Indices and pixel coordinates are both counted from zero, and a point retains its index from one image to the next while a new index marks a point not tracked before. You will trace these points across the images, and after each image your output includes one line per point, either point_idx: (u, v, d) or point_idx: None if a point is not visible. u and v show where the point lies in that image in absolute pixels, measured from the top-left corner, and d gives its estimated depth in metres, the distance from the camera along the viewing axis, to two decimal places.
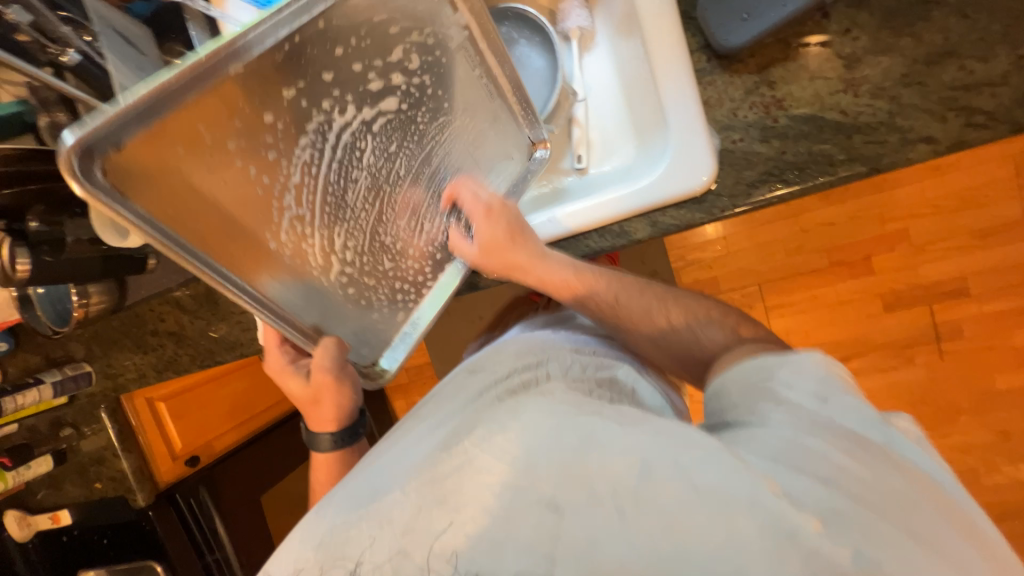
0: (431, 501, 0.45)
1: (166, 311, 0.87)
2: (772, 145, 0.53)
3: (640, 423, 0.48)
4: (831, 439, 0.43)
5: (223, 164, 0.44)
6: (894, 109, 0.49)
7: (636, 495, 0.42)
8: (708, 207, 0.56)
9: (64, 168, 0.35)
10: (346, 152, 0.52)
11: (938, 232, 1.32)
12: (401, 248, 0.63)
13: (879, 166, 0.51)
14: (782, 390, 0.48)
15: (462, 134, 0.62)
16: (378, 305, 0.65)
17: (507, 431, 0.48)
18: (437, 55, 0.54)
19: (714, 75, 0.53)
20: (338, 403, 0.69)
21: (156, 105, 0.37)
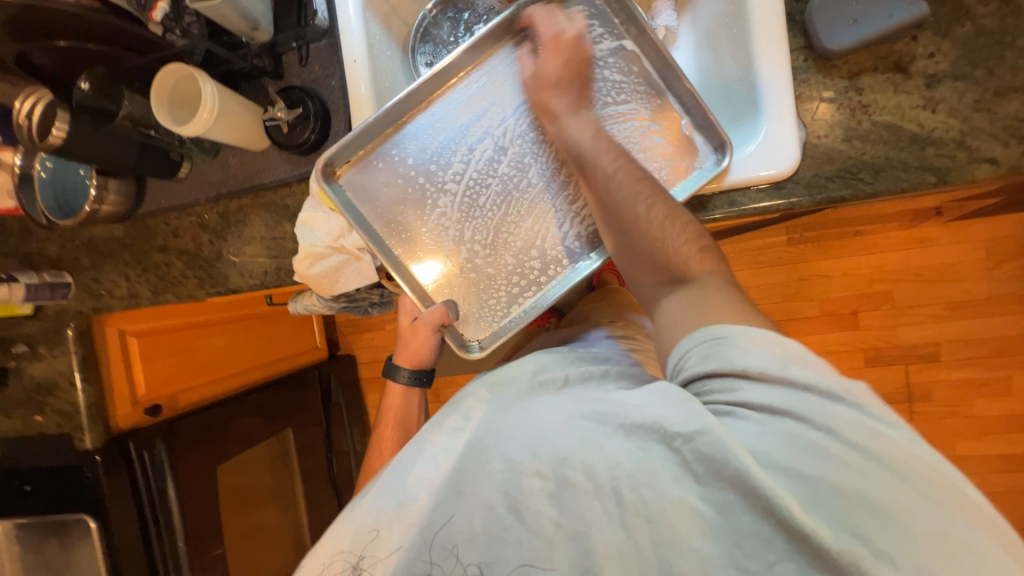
0: (450, 492, 0.44)
1: (183, 227, 0.80)
2: (853, 145, 0.58)
3: (615, 411, 0.42)
4: (801, 409, 0.36)
5: (390, 180, 0.67)
6: (965, 130, 0.55)
7: (632, 478, 0.37)
8: (786, 193, 0.59)
9: (317, 170, 0.64)
10: (490, 155, 0.67)
11: (918, 298, 1.44)
12: (525, 247, 0.67)
13: (947, 178, 0.55)
14: (737, 355, 0.39)
15: (610, 141, 0.65)
16: (482, 295, 0.68)
17: (512, 428, 0.45)
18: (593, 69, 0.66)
19: (808, 74, 0.59)
20: (419, 351, 0.74)
21: (372, 126, 0.64)
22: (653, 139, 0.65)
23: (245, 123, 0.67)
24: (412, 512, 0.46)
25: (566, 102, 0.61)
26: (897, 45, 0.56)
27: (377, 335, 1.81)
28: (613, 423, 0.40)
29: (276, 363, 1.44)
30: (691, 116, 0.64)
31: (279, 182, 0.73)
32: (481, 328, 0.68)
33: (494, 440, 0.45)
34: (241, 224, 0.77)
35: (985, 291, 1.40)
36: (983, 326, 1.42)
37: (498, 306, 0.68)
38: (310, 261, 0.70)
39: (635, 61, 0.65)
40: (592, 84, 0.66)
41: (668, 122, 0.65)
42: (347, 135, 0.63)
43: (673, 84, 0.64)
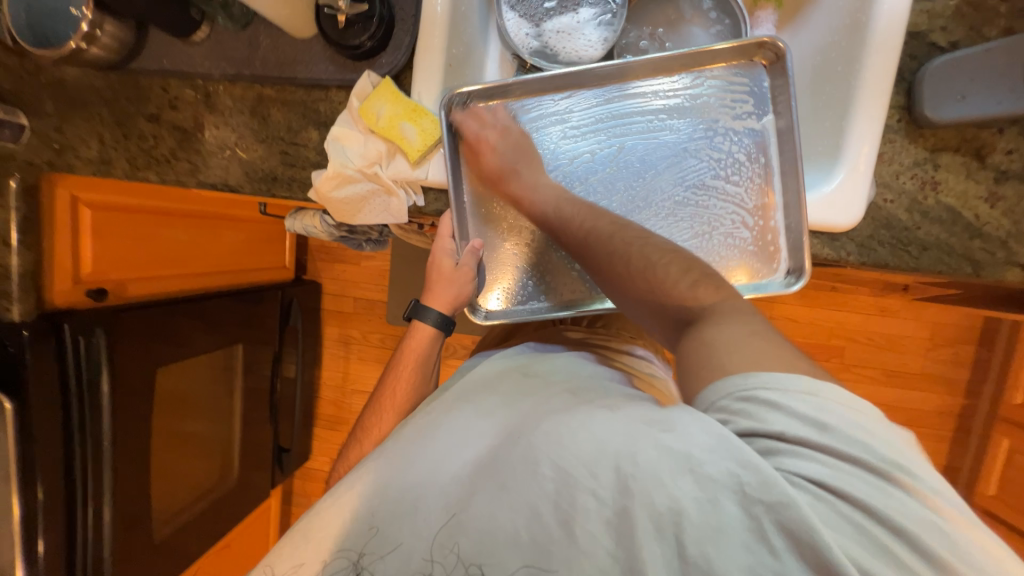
0: (487, 485, 0.46)
1: (184, 100, 0.68)
2: (913, 217, 0.59)
3: (677, 445, 0.40)
4: (848, 467, 0.37)
5: (481, 145, 0.65)
6: (1012, 232, 0.58)
7: (700, 532, 0.37)
8: (838, 247, 0.60)
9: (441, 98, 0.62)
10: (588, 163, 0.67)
11: (864, 358, 1.57)
12: (567, 259, 0.69)
13: (980, 272, 0.58)
14: (786, 416, 0.39)
15: (700, 209, 0.65)
16: (512, 276, 0.69)
17: (572, 438, 0.45)
18: (728, 127, 0.64)
19: (897, 136, 0.59)
20: (457, 294, 0.69)
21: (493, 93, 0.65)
22: (739, 230, 0.64)
23: (296, 2, 0.58)
24: (442, 496, 0.48)
25: (525, 180, 0.64)
26: (983, 133, 0.57)
27: (349, 270, 1.72)
28: (684, 462, 0.39)
29: (238, 274, 1.33)
30: (786, 231, 0.62)
31: (315, 82, 0.64)
32: (501, 296, 0.69)
33: (543, 448, 0.45)
34: (257, 116, 0.67)
35: (918, 367, 1.55)
36: (907, 397, 1.58)
37: (524, 296, 0.69)
38: (337, 182, 0.62)
39: (766, 156, 0.63)
40: (726, 143, 0.64)
41: (765, 225, 0.63)
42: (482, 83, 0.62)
43: (788, 185, 0.61)
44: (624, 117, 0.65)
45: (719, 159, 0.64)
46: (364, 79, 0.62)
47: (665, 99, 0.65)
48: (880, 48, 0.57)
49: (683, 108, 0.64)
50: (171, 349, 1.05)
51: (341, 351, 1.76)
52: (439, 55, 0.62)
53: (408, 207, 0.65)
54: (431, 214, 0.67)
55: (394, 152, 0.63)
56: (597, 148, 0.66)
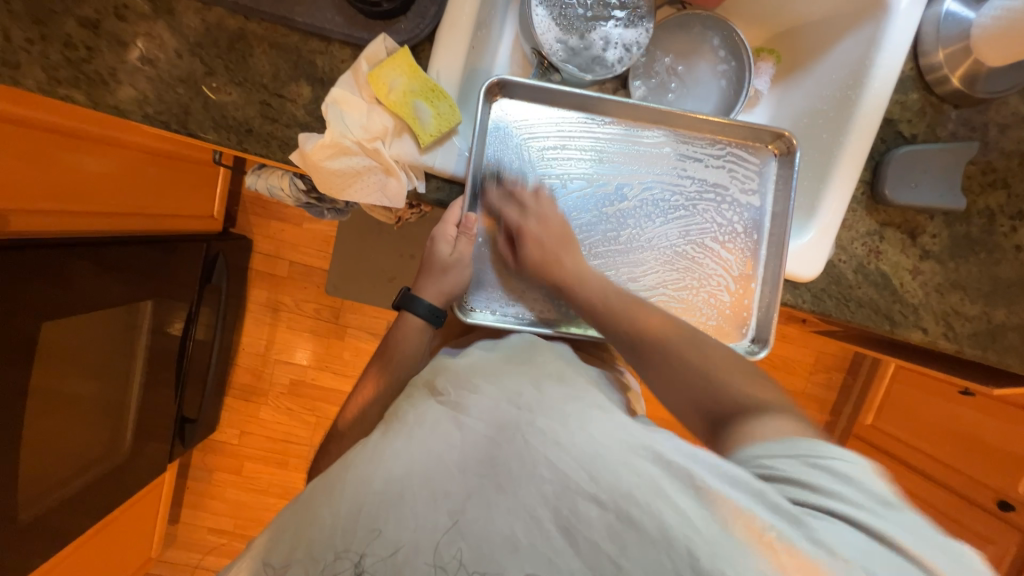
0: (483, 480, 0.43)
1: (138, 11, 0.56)
2: (857, 277, 0.68)
3: (679, 459, 0.43)
4: (812, 480, 0.42)
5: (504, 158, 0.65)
6: (922, 301, 0.70)
7: (709, 547, 0.38)
8: (796, 293, 0.68)
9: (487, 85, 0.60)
10: (600, 192, 0.67)
11: None
12: (567, 278, 0.68)
13: (895, 331, 0.70)
14: (772, 464, 0.44)
15: (694, 266, 0.68)
16: (504, 286, 0.67)
17: (571, 438, 0.44)
18: (731, 195, 0.68)
19: (859, 206, 0.67)
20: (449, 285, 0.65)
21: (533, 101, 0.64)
22: (721, 293, 0.68)
23: None
24: (429, 488, 0.42)
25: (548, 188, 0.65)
26: (920, 216, 0.68)
27: (292, 234, 1.55)
28: (684, 479, 0.41)
29: (156, 219, 1.14)
30: (759, 305, 0.67)
31: (317, 32, 0.56)
32: (491, 302, 0.67)
33: (546, 443, 0.44)
34: (234, 52, 0.57)
35: None
36: None
37: (513, 304, 0.67)
38: (331, 152, 0.56)
39: (760, 235, 0.68)
40: (722, 211, 0.68)
41: (743, 299, 0.68)
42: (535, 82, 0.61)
43: (770, 270, 0.66)
44: (643, 158, 0.67)
45: (720, 228, 0.68)
46: (378, 43, 0.55)
47: (684, 150, 0.68)
48: (863, 128, 0.64)
49: (698, 164, 0.68)
50: (62, 299, 0.87)
51: (265, 316, 1.59)
52: (464, 35, 0.58)
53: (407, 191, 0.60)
54: (428, 202, 0.63)
55: (401, 130, 0.58)
56: (613, 180, 0.67)
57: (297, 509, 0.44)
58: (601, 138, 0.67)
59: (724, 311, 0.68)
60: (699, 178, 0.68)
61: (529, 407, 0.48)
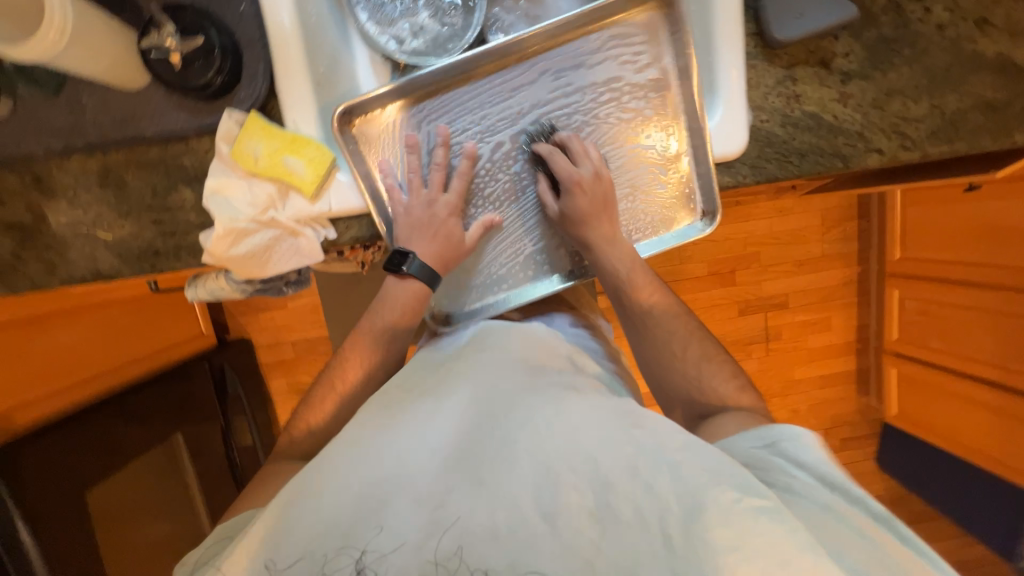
0: (461, 480, 0.43)
1: (11, 190, 0.57)
2: (787, 130, 0.65)
3: (652, 440, 0.44)
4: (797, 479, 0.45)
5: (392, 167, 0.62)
6: (865, 122, 0.66)
7: (684, 525, 0.39)
8: (734, 172, 0.65)
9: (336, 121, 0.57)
10: (499, 153, 0.63)
11: (776, 258, 1.69)
12: (513, 247, 0.66)
13: (849, 164, 0.66)
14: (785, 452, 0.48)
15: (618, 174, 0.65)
16: (462, 284, 0.66)
17: (554, 425, 0.46)
18: (627, 82, 0.63)
19: (758, 61, 0.64)
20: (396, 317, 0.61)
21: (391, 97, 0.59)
22: (656, 184, 0.65)
23: (112, 51, 0.49)
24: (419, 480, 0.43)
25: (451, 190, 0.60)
26: (823, 41, 0.64)
27: (273, 317, 1.58)
28: (661, 456, 0.43)
29: (158, 355, 1.20)
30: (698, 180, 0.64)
31: (169, 135, 0.56)
32: (459, 302, 0.67)
33: (517, 441, 0.45)
34: (109, 189, 0.58)
35: (819, 250, 1.69)
36: (821, 277, 1.72)
37: (480, 294, 0.67)
38: (231, 240, 0.57)
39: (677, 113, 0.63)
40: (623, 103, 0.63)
41: (683, 180, 0.64)
42: (380, 89, 0.58)
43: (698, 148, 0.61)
44: (520, 95, 0.62)
45: (637, 120, 0.63)
46: (226, 120, 0.55)
47: (557, 64, 0.61)
48: None
49: (581, 67, 0.62)
50: (94, 462, 0.93)
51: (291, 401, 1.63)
52: (304, 76, 0.57)
53: (321, 243, 0.60)
54: (348, 244, 0.62)
55: (286, 190, 0.58)
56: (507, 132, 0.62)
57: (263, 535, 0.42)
58: (470, 98, 0.61)
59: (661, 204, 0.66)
60: (596, 82, 0.62)
61: (502, 402, 0.49)
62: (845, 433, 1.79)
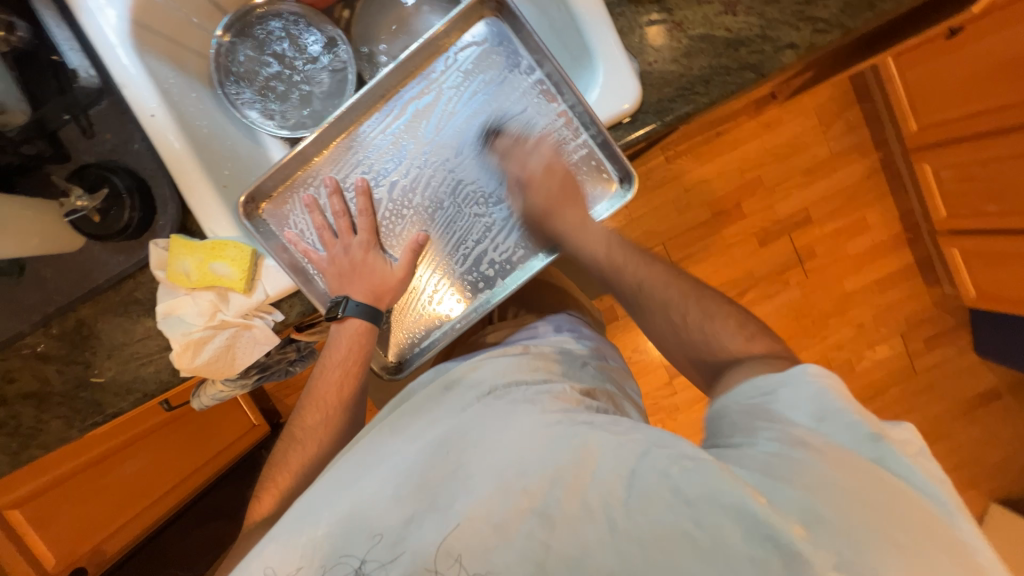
0: (420, 504, 0.45)
1: (19, 366, 0.66)
2: (681, 63, 0.61)
3: (600, 430, 0.45)
4: (740, 426, 0.43)
5: (305, 232, 0.65)
6: (764, 23, 0.60)
7: (625, 506, 0.40)
8: (641, 125, 0.62)
9: (240, 210, 0.61)
10: (399, 191, 0.65)
11: (781, 175, 1.48)
12: (443, 274, 0.65)
13: (763, 72, 0.61)
14: (770, 402, 0.44)
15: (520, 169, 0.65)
16: (405, 326, 0.66)
17: (507, 438, 0.47)
18: (494, 85, 0.64)
19: (623, 8, 0.62)
20: (347, 371, 0.61)
21: (286, 171, 0.63)
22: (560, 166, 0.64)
23: (42, 225, 0.57)
24: (398, 494, 0.46)
25: (361, 240, 0.63)
26: None
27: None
28: (608, 445, 0.44)
29: (228, 450, 1.20)
30: (597, 144, 0.62)
31: (117, 278, 0.62)
32: (409, 345, 0.66)
33: (472, 458, 0.46)
34: (89, 341, 0.65)
35: (826, 151, 1.47)
36: (843, 176, 1.48)
37: (426, 330, 0.66)
38: (191, 351, 0.61)
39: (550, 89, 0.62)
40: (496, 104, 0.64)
41: (587, 150, 0.63)
42: (276, 165, 0.61)
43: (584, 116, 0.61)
44: (401, 132, 0.65)
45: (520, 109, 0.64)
46: (154, 250, 0.60)
47: (424, 94, 0.65)
48: None
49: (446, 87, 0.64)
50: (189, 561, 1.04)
51: None
52: (205, 183, 0.60)
53: (273, 327, 0.64)
54: (298, 320, 0.65)
55: (225, 294, 0.62)
56: (399, 170, 0.65)
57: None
58: (356, 151, 0.65)
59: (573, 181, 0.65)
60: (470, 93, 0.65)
61: (467, 424, 0.50)
62: (929, 333, 1.54)
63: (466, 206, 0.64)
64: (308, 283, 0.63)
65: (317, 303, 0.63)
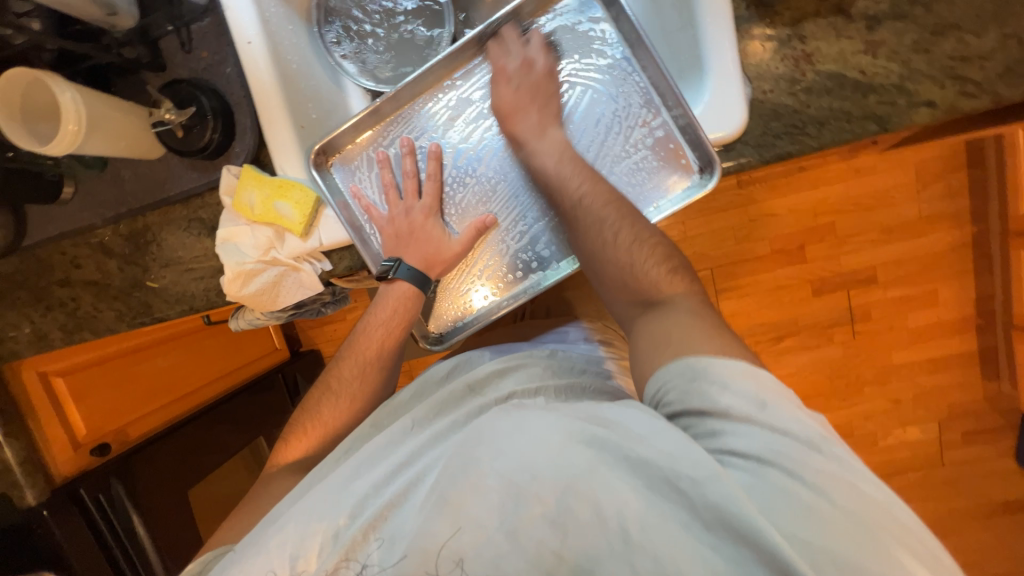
0: (434, 503, 0.46)
1: (86, 256, 0.70)
2: (799, 98, 0.56)
3: (617, 438, 0.42)
4: (710, 436, 0.41)
5: (365, 189, 0.65)
6: (905, 73, 0.54)
7: (641, 520, 0.38)
8: (736, 155, 0.57)
9: (311, 158, 0.61)
10: (466, 157, 0.64)
11: (857, 227, 1.37)
12: (498, 249, 0.63)
13: (888, 127, 0.55)
14: (719, 394, 0.42)
15: (593, 153, 0.63)
16: (450, 301, 0.65)
17: (520, 434, 0.46)
18: (579, 61, 0.63)
19: (752, 24, 0.56)
20: (390, 332, 0.61)
21: (362, 123, 0.63)
22: (637, 154, 0.61)
23: (128, 130, 0.58)
24: (411, 505, 0.48)
25: (423, 203, 0.62)
26: None
27: (317, 332, 1.53)
28: (620, 453, 0.41)
29: (239, 371, 1.28)
30: (681, 132, 0.59)
31: (187, 194, 0.64)
32: (450, 322, 0.66)
33: (481, 451, 0.46)
34: (150, 245, 0.68)
35: (915, 213, 1.35)
36: (926, 243, 1.37)
37: (469, 308, 0.65)
38: (242, 282, 0.63)
39: (634, 71, 0.61)
40: (577, 85, 0.63)
41: (665, 134, 0.60)
42: (352, 119, 0.61)
43: (667, 97, 0.58)
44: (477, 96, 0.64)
45: (603, 92, 0.62)
46: (226, 175, 0.61)
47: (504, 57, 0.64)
48: None
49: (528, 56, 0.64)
50: (203, 458, 1.10)
51: None
52: (286, 123, 0.61)
53: (320, 275, 0.64)
54: (345, 274, 0.66)
55: (282, 232, 0.63)
56: (469, 135, 0.64)
57: (268, 560, 0.48)
58: (431, 110, 0.64)
59: (648, 171, 0.61)
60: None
61: (479, 424, 0.50)
62: (969, 427, 1.44)
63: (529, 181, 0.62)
64: (364, 240, 0.63)
65: (369, 260, 0.63)
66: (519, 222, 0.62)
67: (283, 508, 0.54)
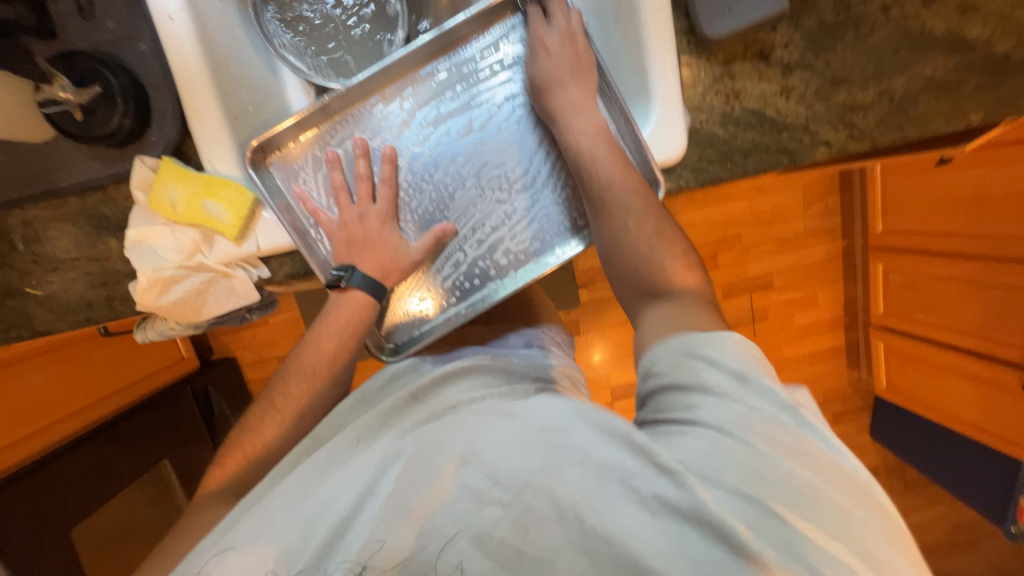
0: (392, 510, 0.45)
1: None
2: (728, 130, 0.63)
3: (558, 439, 0.43)
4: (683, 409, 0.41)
5: (307, 190, 0.60)
6: (810, 116, 0.63)
7: (593, 505, 0.40)
8: (676, 178, 0.63)
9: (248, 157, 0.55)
10: (421, 164, 0.61)
11: (758, 238, 1.57)
12: (456, 258, 0.62)
13: (795, 160, 0.64)
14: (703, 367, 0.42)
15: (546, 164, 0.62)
16: (407, 311, 0.64)
17: (479, 443, 0.46)
18: None
19: (691, 59, 0.62)
20: (342, 343, 0.58)
21: (307, 120, 0.58)
22: None
23: (5, 106, 0.49)
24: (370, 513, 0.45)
25: (379, 209, 0.59)
26: (760, 34, 0.62)
27: (233, 338, 1.38)
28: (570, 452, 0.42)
29: (137, 385, 1.12)
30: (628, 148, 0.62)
31: (84, 186, 0.55)
32: (409, 331, 0.64)
33: (447, 464, 0.45)
34: (30, 245, 0.57)
35: (801, 228, 1.58)
36: (809, 253, 1.60)
37: (427, 317, 0.63)
38: (159, 289, 0.55)
39: None
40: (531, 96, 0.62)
41: None
42: (296, 115, 0.57)
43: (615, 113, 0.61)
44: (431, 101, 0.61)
45: None
46: (139, 167, 0.54)
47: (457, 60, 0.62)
48: None
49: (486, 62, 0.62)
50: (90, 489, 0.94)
51: None
52: (216, 113, 0.55)
53: (255, 282, 0.59)
54: (284, 280, 0.61)
55: (211, 235, 0.57)
56: (425, 140, 0.61)
57: None
58: (384, 113, 0.61)
59: None
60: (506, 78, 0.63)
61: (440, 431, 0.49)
62: (838, 407, 1.71)
63: (488, 189, 0.61)
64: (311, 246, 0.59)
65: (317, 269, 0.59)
66: (477, 231, 0.61)
67: (218, 537, 0.48)
